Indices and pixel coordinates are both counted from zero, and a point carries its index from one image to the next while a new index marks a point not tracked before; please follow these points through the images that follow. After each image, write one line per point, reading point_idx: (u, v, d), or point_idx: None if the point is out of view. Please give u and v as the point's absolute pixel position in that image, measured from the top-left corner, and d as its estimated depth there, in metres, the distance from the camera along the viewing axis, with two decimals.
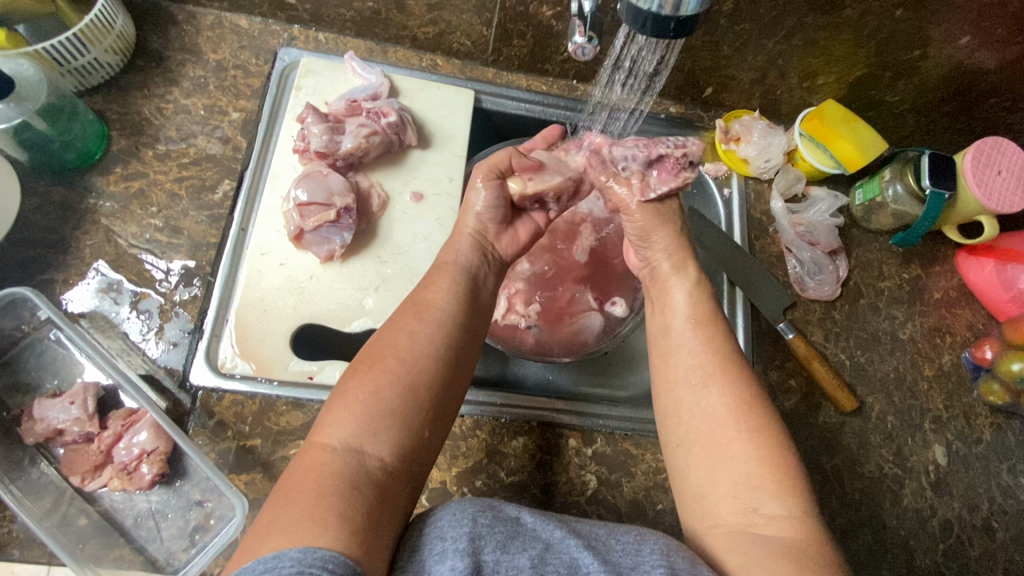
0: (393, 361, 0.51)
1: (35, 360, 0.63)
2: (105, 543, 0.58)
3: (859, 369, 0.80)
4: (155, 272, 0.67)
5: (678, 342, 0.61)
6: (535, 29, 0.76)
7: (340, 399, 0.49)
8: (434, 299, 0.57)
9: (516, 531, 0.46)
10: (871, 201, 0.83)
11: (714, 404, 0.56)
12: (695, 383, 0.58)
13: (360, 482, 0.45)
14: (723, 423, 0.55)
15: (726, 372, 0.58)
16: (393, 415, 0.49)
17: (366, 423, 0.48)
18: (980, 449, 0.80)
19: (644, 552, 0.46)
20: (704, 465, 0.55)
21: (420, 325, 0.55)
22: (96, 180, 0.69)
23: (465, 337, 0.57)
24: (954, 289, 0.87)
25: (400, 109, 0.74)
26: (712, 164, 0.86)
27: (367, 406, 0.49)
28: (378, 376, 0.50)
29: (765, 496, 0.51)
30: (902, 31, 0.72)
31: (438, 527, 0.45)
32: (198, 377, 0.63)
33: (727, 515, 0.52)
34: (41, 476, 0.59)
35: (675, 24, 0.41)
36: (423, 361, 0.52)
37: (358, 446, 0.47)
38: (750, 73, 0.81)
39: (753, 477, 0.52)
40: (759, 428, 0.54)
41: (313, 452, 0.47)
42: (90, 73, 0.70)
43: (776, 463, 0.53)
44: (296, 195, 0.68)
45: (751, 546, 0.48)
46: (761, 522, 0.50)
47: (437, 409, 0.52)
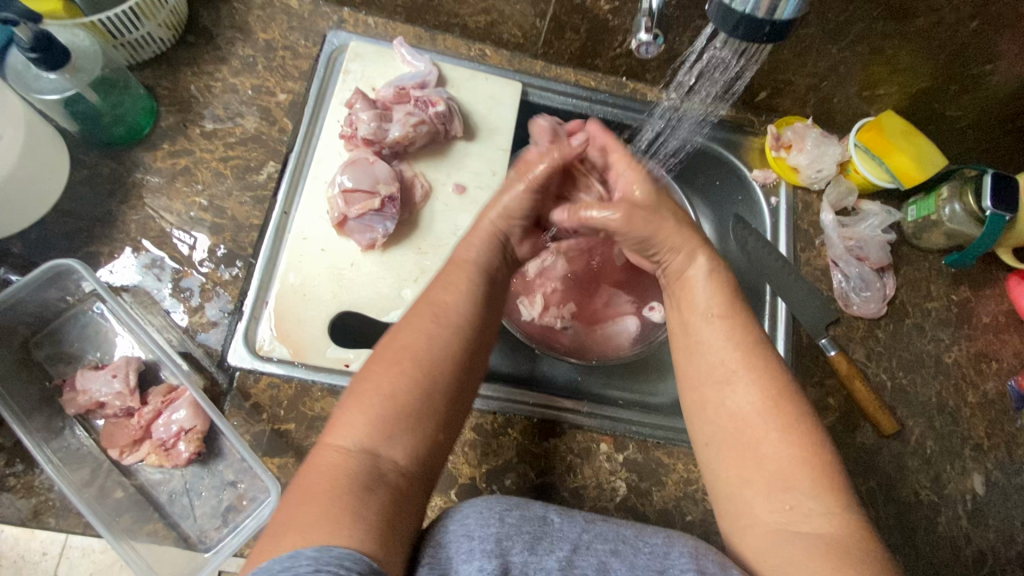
0: (409, 363, 0.50)
1: (78, 331, 0.63)
2: (139, 517, 0.59)
3: (900, 391, 0.78)
4: (181, 246, 0.67)
5: (705, 339, 0.57)
6: (590, 22, 0.74)
7: (355, 401, 0.48)
8: (450, 299, 0.55)
9: (543, 531, 0.46)
10: (925, 219, 0.80)
11: (740, 403, 0.53)
12: (719, 380, 0.55)
13: (376, 484, 0.45)
14: (749, 421, 0.53)
15: (749, 370, 0.54)
16: (409, 418, 0.48)
17: (381, 425, 0.47)
18: (1020, 480, 0.77)
19: (673, 555, 0.45)
20: (736, 464, 0.53)
21: (437, 328, 0.53)
22: (143, 155, 0.69)
23: (480, 338, 0.55)
24: (1003, 314, 0.84)
25: (448, 99, 0.73)
26: (761, 171, 0.83)
27: (383, 409, 0.48)
28: (393, 377, 0.49)
29: (801, 494, 0.49)
30: (976, 43, 0.69)
31: (465, 525, 0.45)
32: (236, 357, 0.63)
33: (763, 514, 0.50)
34: (80, 446, 0.60)
35: (769, 28, 0.42)
36: (440, 365, 0.51)
37: (371, 448, 0.46)
38: (809, 79, 0.78)
39: (786, 475, 0.50)
40: (789, 423, 0.52)
41: (326, 453, 0.46)
42: (143, 47, 0.70)
43: (812, 458, 0.51)
44: (341, 181, 0.68)
45: (788, 547, 0.48)
46: (796, 520, 0.49)
47: (452, 411, 0.51)
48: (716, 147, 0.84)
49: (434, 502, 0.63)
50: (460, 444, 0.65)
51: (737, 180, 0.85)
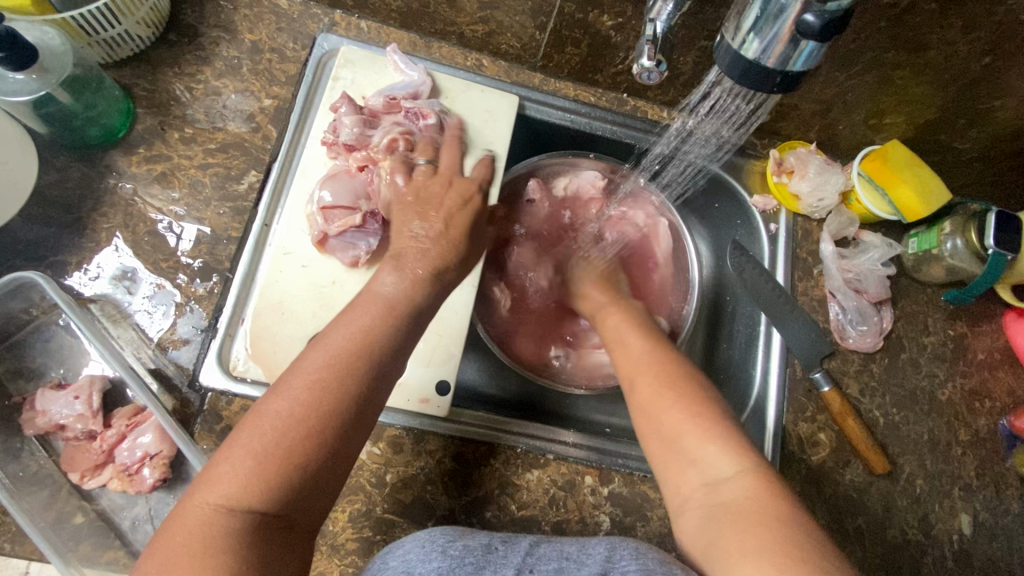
0: (291, 408, 0.45)
1: (41, 346, 0.60)
2: (99, 544, 0.56)
3: (891, 428, 0.76)
4: (169, 236, 0.64)
5: (622, 345, 0.65)
6: (591, 37, 0.71)
7: (230, 448, 0.44)
8: (344, 331, 0.50)
9: (485, 560, 0.48)
10: (926, 253, 0.78)
11: (645, 397, 0.58)
12: (643, 371, 0.60)
13: (254, 538, 0.42)
14: (661, 409, 0.56)
15: (648, 368, 0.59)
16: (287, 464, 0.44)
17: (255, 477, 0.43)
18: (1008, 521, 0.75)
19: (618, 559, 0.46)
20: (657, 451, 0.55)
21: (332, 367, 0.47)
22: (119, 159, 0.66)
23: (382, 368, 0.50)
24: (998, 351, 0.82)
25: (441, 112, 0.70)
26: (761, 197, 0.81)
27: (257, 461, 0.43)
28: (271, 425, 0.45)
29: (712, 463, 0.51)
30: (987, 78, 0.66)
31: (407, 562, 0.48)
32: (208, 377, 0.60)
33: (691, 495, 0.51)
34: (39, 468, 0.57)
35: (780, 78, 0.41)
36: (325, 408, 0.46)
37: (244, 505, 0.42)
38: (814, 105, 0.76)
39: (696, 447, 0.52)
40: (690, 398, 0.55)
41: (193, 509, 0.42)
42: (119, 45, 0.66)
43: (716, 424, 0.53)
44: (321, 197, 0.65)
45: (716, 520, 0.48)
46: (716, 488, 0.50)
47: (339, 447, 0.47)
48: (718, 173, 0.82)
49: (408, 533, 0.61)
50: (439, 474, 0.63)
51: (736, 204, 0.83)
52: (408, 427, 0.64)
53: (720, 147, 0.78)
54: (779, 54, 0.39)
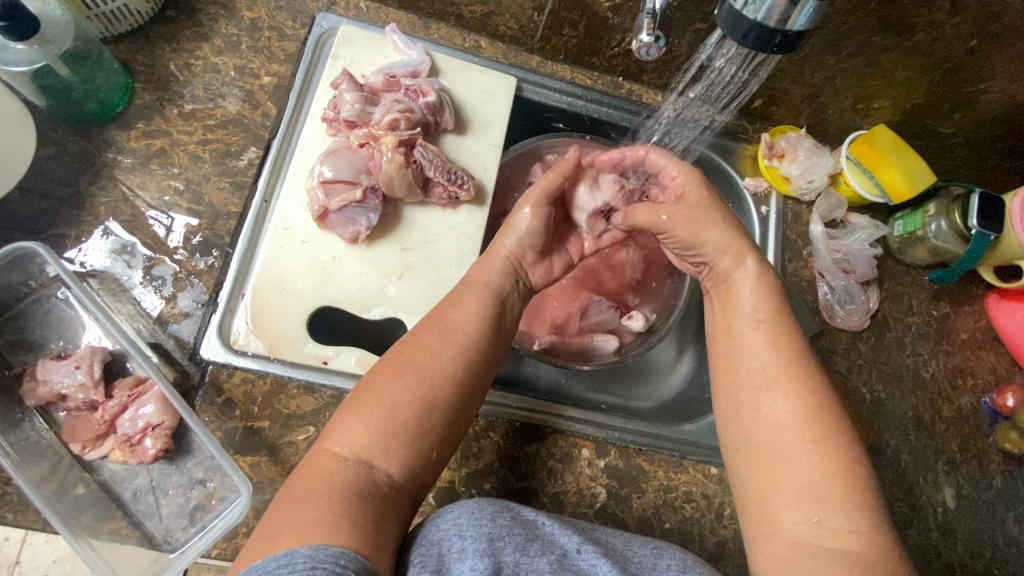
0: (413, 379, 0.48)
1: (41, 318, 0.60)
2: (101, 514, 0.56)
3: (878, 404, 0.78)
4: (156, 227, 0.64)
5: (750, 348, 0.55)
6: (589, 19, 0.72)
7: (354, 408, 0.47)
8: (461, 318, 0.53)
9: (534, 533, 0.45)
10: (912, 234, 0.81)
11: (778, 411, 0.52)
12: (758, 385, 0.53)
13: (370, 496, 0.43)
14: (789, 431, 0.51)
15: (785, 382, 0.52)
16: (410, 432, 0.46)
17: (380, 437, 0.45)
18: (990, 495, 0.77)
19: (661, 567, 0.46)
20: (769, 468, 0.50)
21: (445, 347, 0.51)
22: (116, 134, 0.66)
23: (486, 362, 0.53)
24: (981, 331, 0.84)
25: (440, 90, 0.71)
26: (753, 179, 0.83)
27: (382, 420, 0.46)
28: (396, 392, 0.47)
29: (830, 507, 0.47)
30: (971, 62, 0.68)
31: (458, 525, 0.45)
32: (209, 350, 0.60)
33: (788, 523, 0.48)
34: (39, 439, 0.57)
35: (780, 37, 0.43)
36: (442, 390, 0.49)
37: (365, 457, 0.45)
38: (805, 89, 0.78)
39: (818, 489, 0.48)
40: (827, 437, 0.50)
41: (320, 457, 0.45)
42: (118, 19, 0.66)
43: (848, 472, 0.48)
44: (321, 171, 0.65)
45: (814, 558, 0.45)
46: (824, 531, 0.46)
47: (448, 430, 0.49)
48: (708, 154, 0.84)
49: None
50: None
51: (729, 187, 0.85)
52: None
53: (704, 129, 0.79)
54: (780, 13, 0.41)
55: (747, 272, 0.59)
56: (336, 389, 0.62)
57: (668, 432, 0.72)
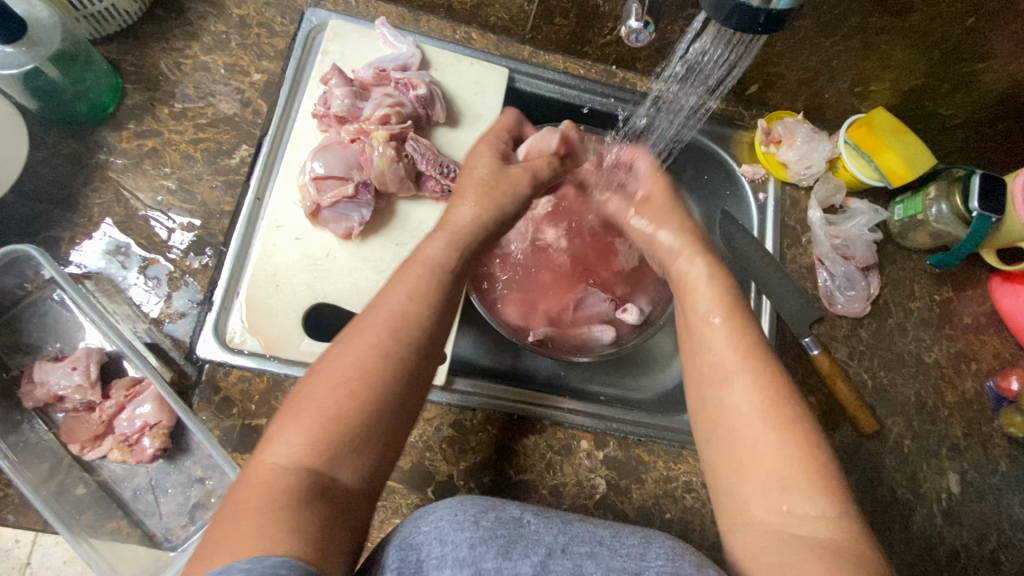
0: (351, 378, 0.44)
1: (37, 320, 0.60)
2: (102, 514, 0.57)
3: (880, 390, 0.77)
4: (158, 228, 0.64)
5: (709, 342, 0.54)
6: (579, 8, 0.71)
7: (290, 412, 0.43)
8: (400, 303, 0.48)
9: (518, 533, 0.44)
10: (912, 218, 0.80)
11: (738, 402, 0.51)
12: (717, 378, 0.53)
13: (314, 502, 0.39)
14: (750, 423, 0.50)
15: (745, 371, 0.52)
16: (352, 429, 0.42)
17: (320, 437, 0.42)
18: (995, 479, 0.77)
19: (649, 557, 0.45)
20: (737, 460, 0.49)
21: (391, 334, 0.46)
22: (108, 136, 0.66)
23: (435, 347, 0.49)
24: (984, 315, 0.83)
25: (430, 83, 0.70)
26: (750, 166, 0.82)
27: (323, 420, 0.42)
28: (335, 393, 0.43)
29: (798, 495, 0.46)
30: (971, 40, 0.67)
31: (438, 529, 0.44)
32: (205, 349, 0.60)
33: (762, 514, 0.47)
34: (39, 441, 0.58)
35: (765, 18, 0.42)
36: (385, 385, 0.44)
37: (309, 464, 0.41)
38: (801, 73, 0.77)
39: (784, 475, 0.47)
40: (788, 422, 0.49)
41: (258, 469, 0.41)
42: (107, 20, 0.66)
43: (814, 456, 0.48)
44: (313, 168, 0.65)
45: (788, 547, 0.44)
46: (794, 521, 0.45)
47: (397, 420, 0.45)
48: (704, 141, 0.83)
49: (409, 499, 0.62)
50: (437, 441, 0.64)
51: (725, 175, 0.84)
52: None
53: (696, 115, 0.80)
54: None
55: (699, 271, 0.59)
56: None
57: (666, 422, 0.72)
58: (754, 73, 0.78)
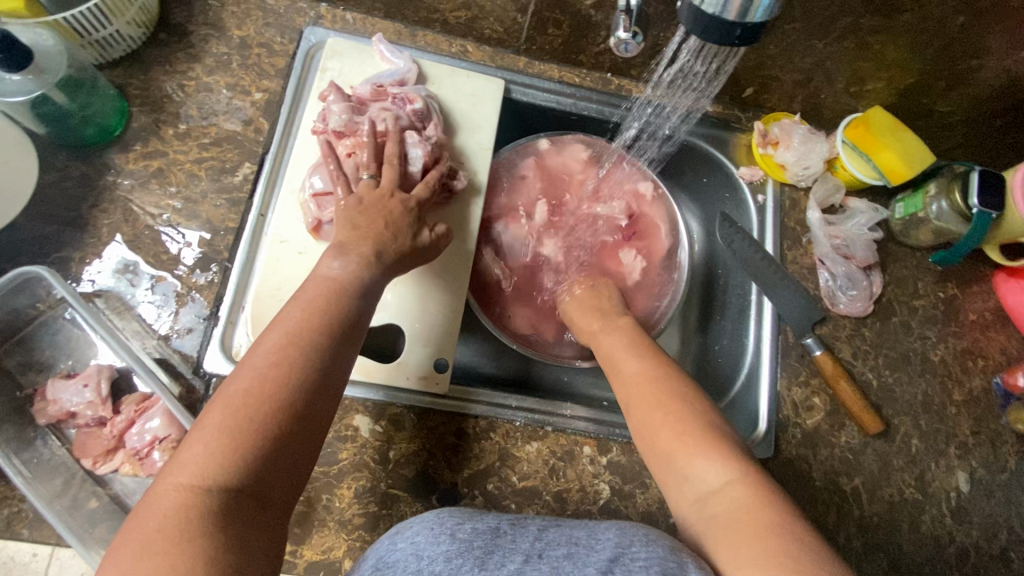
0: (259, 395, 0.44)
1: (50, 339, 0.62)
2: (114, 527, 0.58)
3: (885, 389, 0.77)
4: (171, 244, 0.66)
5: (618, 358, 0.64)
6: (572, 18, 0.72)
7: (198, 430, 0.43)
8: (303, 315, 0.50)
9: (494, 543, 0.46)
10: (912, 216, 0.80)
11: (649, 406, 0.57)
12: (631, 391, 0.59)
13: (229, 518, 0.40)
14: (656, 419, 0.56)
15: (647, 376, 0.59)
16: (261, 441, 0.43)
17: (231, 454, 0.42)
18: (1005, 477, 0.76)
19: (626, 545, 0.45)
20: (660, 460, 0.55)
21: (298, 344, 0.48)
22: (116, 157, 0.67)
23: (341, 355, 0.50)
24: (990, 311, 0.82)
25: (426, 97, 0.72)
26: (748, 168, 0.82)
27: (231, 437, 0.43)
28: (243, 412, 0.44)
29: (711, 475, 0.51)
30: (965, 37, 0.67)
31: (415, 544, 0.46)
32: (213, 364, 0.62)
33: (690, 503, 0.51)
34: (52, 456, 0.60)
35: (740, 31, 0.43)
36: (290, 396, 0.45)
37: (220, 483, 0.41)
38: (795, 75, 0.77)
39: (698, 461, 0.52)
40: (690, 414, 0.55)
41: (164, 491, 0.41)
42: (112, 45, 0.68)
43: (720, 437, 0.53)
44: (313, 184, 0.66)
45: (713, 530, 0.48)
46: (712, 497, 0.50)
47: (308, 425, 0.46)
48: (702, 145, 0.83)
49: (413, 506, 0.62)
50: (440, 449, 0.65)
51: (724, 177, 0.84)
52: (409, 404, 0.66)
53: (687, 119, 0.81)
54: (739, 7, 0.42)
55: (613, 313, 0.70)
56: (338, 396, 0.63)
57: None
58: (747, 75, 0.78)
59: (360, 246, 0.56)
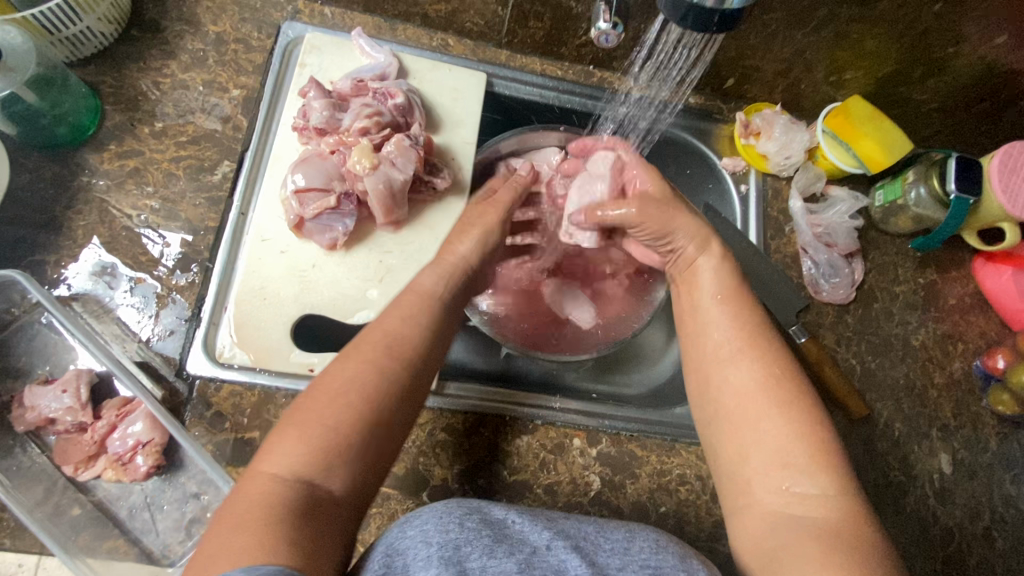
0: (350, 397, 0.47)
1: (27, 344, 0.61)
2: (98, 533, 0.57)
3: (869, 375, 0.78)
4: (151, 245, 0.65)
5: (708, 327, 0.57)
6: (553, 10, 0.72)
7: (289, 425, 0.46)
8: (394, 327, 0.53)
9: (503, 534, 0.45)
10: (892, 203, 0.81)
11: (742, 380, 0.53)
12: (724, 357, 0.55)
13: (310, 513, 0.42)
14: (748, 399, 0.52)
15: (749, 352, 0.54)
16: (346, 448, 0.45)
17: (318, 453, 0.45)
18: (985, 458, 0.77)
19: (636, 552, 0.46)
20: (739, 442, 0.51)
21: (385, 356, 0.50)
22: (90, 157, 0.66)
23: (426, 372, 0.52)
24: (969, 296, 0.84)
25: (408, 91, 0.71)
26: (730, 159, 0.83)
27: (319, 438, 0.45)
28: (332, 409, 0.46)
29: (797, 473, 0.48)
30: (940, 24, 0.68)
31: (424, 531, 0.45)
32: (195, 366, 0.61)
33: (763, 495, 0.49)
34: (32, 463, 0.58)
35: (719, 18, 0.44)
36: (380, 405, 0.48)
37: (308, 477, 0.44)
38: (775, 65, 0.78)
39: (785, 455, 0.49)
40: (793, 404, 0.51)
41: (257, 479, 0.43)
42: (83, 42, 0.67)
43: (815, 435, 0.50)
44: (293, 181, 0.65)
45: (786, 530, 0.46)
46: (796, 500, 0.48)
47: (390, 437, 0.49)
48: (685, 136, 0.83)
49: (405, 504, 0.62)
50: (430, 446, 0.64)
51: (708, 168, 0.85)
52: None
53: (666, 111, 0.81)
54: None
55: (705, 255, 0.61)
56: None
57: (659, 416, 0.72)
58: (729, 65, 0.78)
59: (446, 264, 0.61)
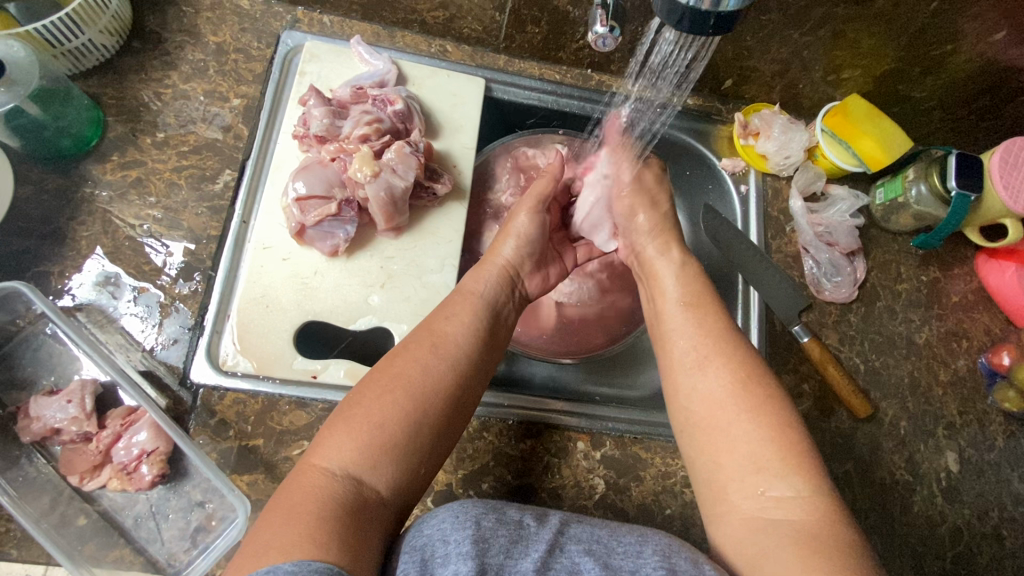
0: (401, 396, 0.49)
1: (31, 355, 0.61)
2: (104, 543, 0.57)
3: (873, 374, 0.78)
4: (154, 255, 0.65)
5: (671, 335, 0.59)
6: (550, 15, 0.72)
7: (340, 422, 0.48)
8: (450, 329, 0.55)
9: (519, 534, 0.45)
10: (893, 201, 0.81)
11: (711, 388, 0.54)
12: (689, 367, 0.56)
13: (358, 509, 0.44)
14: (719, 406, 0.53)
15: (719, 357, 0.55)
16: (395, 446, 0.47)
17: (367, 450, 0.46)
18: (993, 456, 0.77)
19: (645, 554, 0.45)
20: (714, 449, 0.52)
21: (435, 357, 0.52)
22: (92, 168, 0.66)
23: (474, 376, 0.54)
24: (972, 293, 0.84)
25: (408, 98, 0.71)
26: (729, 160, 0.83)
27: (371, 435, 0.47)
28: (383, 407, 0.48)
29: (771, 477, 0.49)
30: (938, 21, 0.68)
31: (442, 529, 0.44)
32: (199, 374, 0.61)
33: (739, 501, 0.49)
34: (37, 474, 0.59)
35: (714, 20, 0.44)
36: (429, 406, 0.49)
37: (360, 473, 0.45)
38: (773, 66, 0.78)
39: (759, 459, 0.50)
40: (760, 406, 0.52)
41: (308, 473, 0.45)
42: (85, 55, 0.67)
43: (784, 436, 0.50)
44: (295, 189, 0.65)
45: (765, 534, 0.46)
46: (772, 504, 0.48)
47: (437, 440, 0.50)
48: (684, 138, 0.84)
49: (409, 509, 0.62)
50: None
51: (707, 170, 0.85)
52: None
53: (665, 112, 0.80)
54: None
55: (668, 265, 0.65)
56: (328, 403, 0.62)
57: (663, 418, 0.72)
58: (727, 66, 0.78)
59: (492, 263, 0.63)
